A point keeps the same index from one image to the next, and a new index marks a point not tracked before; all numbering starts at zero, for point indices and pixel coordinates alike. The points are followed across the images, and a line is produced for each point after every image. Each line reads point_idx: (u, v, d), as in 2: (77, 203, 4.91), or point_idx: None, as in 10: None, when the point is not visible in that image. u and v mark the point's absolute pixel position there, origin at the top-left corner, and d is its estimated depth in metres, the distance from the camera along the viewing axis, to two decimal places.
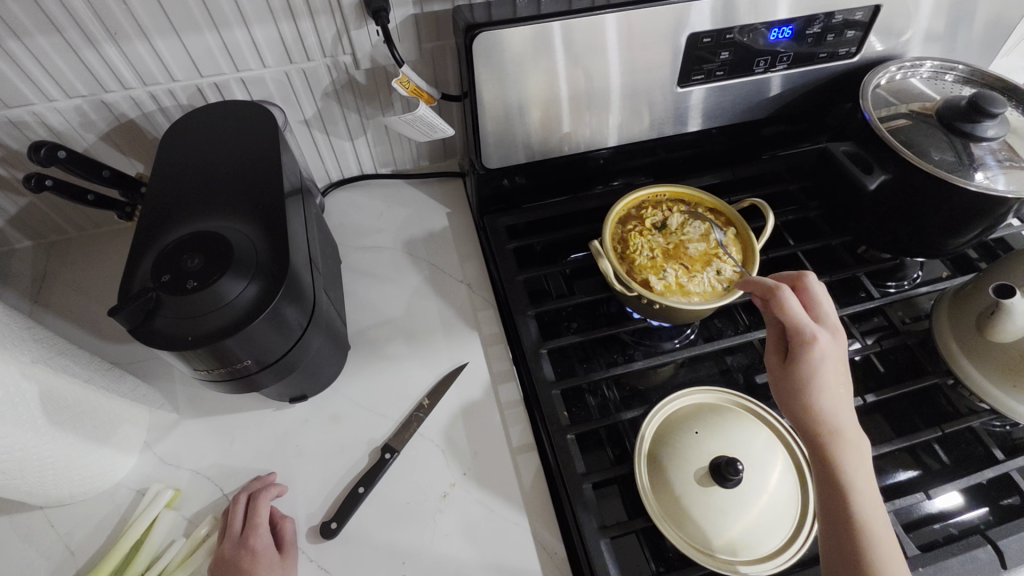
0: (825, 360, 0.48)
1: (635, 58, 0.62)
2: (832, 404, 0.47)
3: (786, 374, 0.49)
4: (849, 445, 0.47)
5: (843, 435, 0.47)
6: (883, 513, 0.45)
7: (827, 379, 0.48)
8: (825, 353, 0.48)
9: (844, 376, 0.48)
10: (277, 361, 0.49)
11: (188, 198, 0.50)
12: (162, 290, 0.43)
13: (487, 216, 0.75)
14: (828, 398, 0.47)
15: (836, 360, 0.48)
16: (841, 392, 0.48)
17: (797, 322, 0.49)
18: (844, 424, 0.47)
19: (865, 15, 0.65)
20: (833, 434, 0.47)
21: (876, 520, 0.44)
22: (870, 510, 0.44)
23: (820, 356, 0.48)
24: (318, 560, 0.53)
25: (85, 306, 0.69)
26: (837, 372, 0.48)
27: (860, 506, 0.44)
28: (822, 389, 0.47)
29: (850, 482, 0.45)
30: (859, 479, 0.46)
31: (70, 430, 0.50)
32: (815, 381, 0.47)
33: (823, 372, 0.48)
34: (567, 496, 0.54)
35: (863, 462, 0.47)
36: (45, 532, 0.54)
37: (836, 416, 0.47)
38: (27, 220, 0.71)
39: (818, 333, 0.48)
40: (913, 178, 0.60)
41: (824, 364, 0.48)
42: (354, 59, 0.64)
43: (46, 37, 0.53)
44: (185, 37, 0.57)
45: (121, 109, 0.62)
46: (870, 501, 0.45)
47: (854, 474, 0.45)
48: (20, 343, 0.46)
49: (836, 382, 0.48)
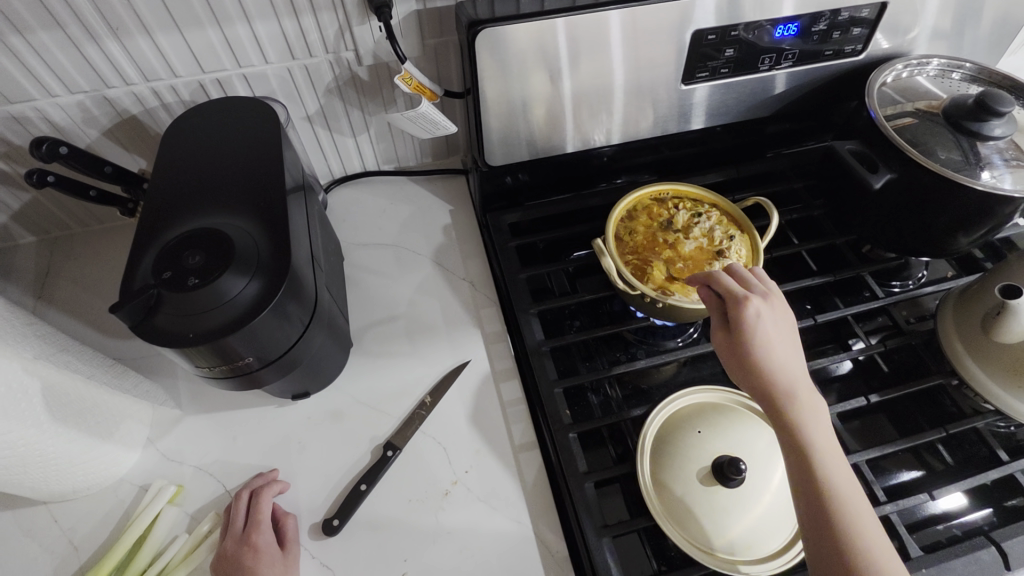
0: (764, 323, 0.47)
1: (640, 55, 0.61)
2: (780, 367, 0.47)
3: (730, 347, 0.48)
4: (805, 408, 0.46)
5: (796, 398, 0.46)
6: (850, 473, 0.44)
7: (769, 341, 0.47)
8: (763, 316, 0.48)
9: (786, 337, 0.48)
10: (280, 358, 0.49)
11: (191, 194, 0.50)
12: (163, 286, 0.43)
13: (490, 214, 0.75)
14: (776, 362, 0.47)
15: (776, 321, 0.48)
16: (787, 353, 0.48)
17: (730, 291, 0.49)
18: (797, 385, 0.46)
19: (871, 12, 0.65)
20: (787, 399, 0.46)
21: (843, 481, 0.43)
22: (831, 470, 0.43)
23: (758, 320, 0.48)
24: (320, 556, 0.53)
25: (89, 301, 0.69)
26: (780, 333, 0.48)
27: (827, 470, 0.43)
28: (766, 353, 0.47)
29: (813, 448, 0.44)
30: (821, 442, 0.45)
31: (74, 425, 0.51)
32: (758, 347, 0.47)
33: (764, 336, 0.47)
34: (569, 494, 0.54)
35: (821, 425, 0.45)
36: (49, 527, 0.55)
37: (787, 380, 0.46)
38: (31, 216, 0.71)
39: (749, 298, 0.48)
40: (918, 177, 0.59)
41: (762, 326, 0.47)
42: (357, 55, 0.64)
43: (48, 33, 0.53)
44: (186, 32, 0.57)
45: (124, 105, 0.62)
46: (834, 464, 0.44)
47: (814, 438, 0.44)
48: (22, 339, 0.46)
49: (781, 345, 0.48)
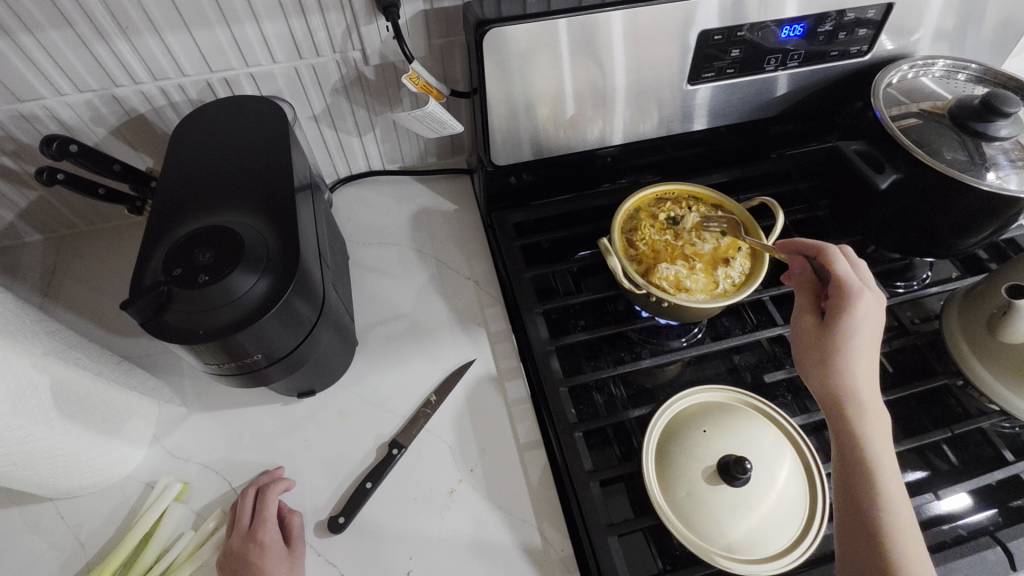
0: (865, 319, 0.48)
1: (646, 55, 0.62)
2: (859, 366, 0.48)
3: (824, 331, 0.50)
4: (872, 411, 0.47)
5: (864, 398, 0.47)
6: (900, 478, 0.45)
7: (861, 339, 0.48)
8: (867, 313, 0.48)
9: (875, 339, 0.49)
10: (287, 356, 0.49)
11: (200, 193, 0.50)
12: (173, 283, 0.43)
13: (495, 213, 0.75)
14: (859, 360, 0.48)
15: (874, 322, 0.49)
16: (870, 356, 0.49)
17: (846, 279, 0.49)
18: (868, 388, 0.48)
19: (876, 13, 0.65)
20: (856, 397, 0.47)
21: (893, 480, 0.45)
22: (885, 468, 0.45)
23: (861, 316, 0.48)
24: (325, 554, 0.53)
25: (95, 300, 0.70)
26: (872, 333, 0.49)
27: (881, 469, 0.45)
28: (853, 348, 0.48)
29: (870, 446, 0.46)
30: (881, 444, 0.46)
31: (82, 422, 0.51)
32: (849, 339, 0.48)
33: (860, 331, 0.48)
34: (574, 493, 0.54)
35: (882, 428, 0.47)
36: (56, 524, 0.55)
37: (862, 380, 0.48)
38: (38, 214, 0.71)
39: (863, 293, 0.48)
40: (924, 178, 0.60)
41: (862, 322, 0.48)
42: (364, 55, 0.64)
43: (58, 31, 0.54)
44: (195, 31, 0.57)
45: (132, 104, 0.62)
46: (888, 465, 0.46)
47: (875, 438, 0.46)
48: (32, 335, 0.47)
49: (868, 347, 0.49)
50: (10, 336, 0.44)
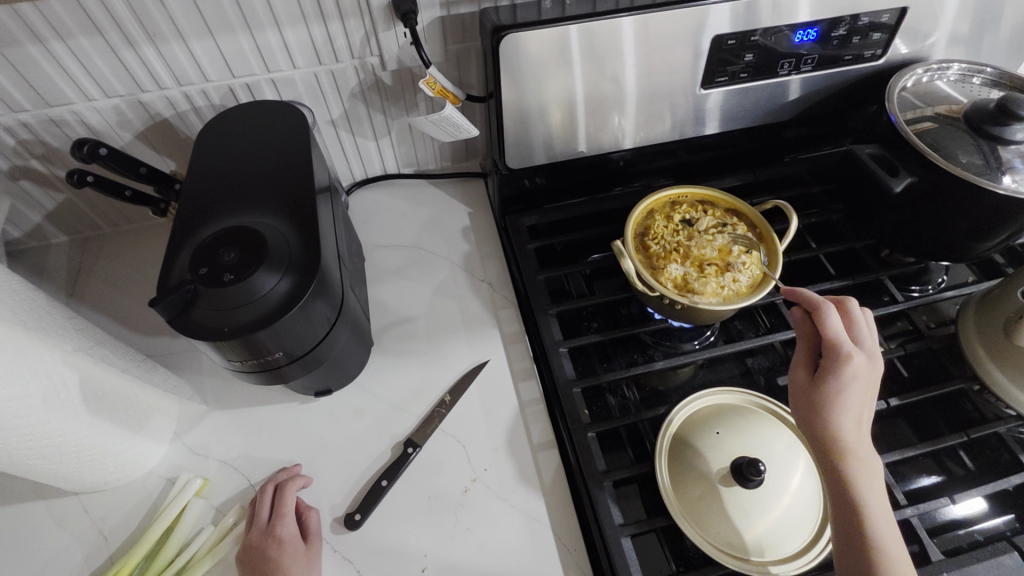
0: (857, 377, 0.49)
1: (660, 59, 0.62)
2: (852, 423, 0.48)
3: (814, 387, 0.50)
4: (867, 467, 0.47)
5: (857, 455, 0.47)
6: (899, 538, 0.45)
7: (854, 395, 0.49)
8: (858, 371, 0.49)
9: (868, 397, 0.49)
10: (306, 354, 0.51)
11: (224, 194, 0.51)
12: (199, 282, 0.45)
13: (509, 216, 0.76)
14: (849, 415, 0.48)
15: (867, 380, 0.49)
16: (862, 410, 0.49)
17: (836, 337, 0.50)
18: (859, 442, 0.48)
19: (891, 17, 0.65)
20: (847, 451, 0.47)
21: (891, 540, 0.44)
22: (881, 528, 0.45)
23: (852, 374, 0.49)
24: (341, 550, 0.54)
25: (118, 300, 0.71)
26: (864, 390, 0.49)
27: (877, 526, 0.45)
28: (841, 401, 0.48)
29: (865, 503, 0.46)
30: (873, 499, 0.46)
31: (107, 418, 0.52)
32: (840, 398, 0.48)
33: (852, 389, 0.49)
34: (587, 493, 0.54)
35: (878, 485, 0.47)
36: (80, 517, 0.56)
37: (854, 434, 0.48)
38: (65, 216, 0.73)
39: (853, 352, 0.49)
40: (939, 181, 0.59)
41: (854, 380, 0.49)
42: (381, 60, 0.65)
43: (88, 39, 0.56)
44: (219, 38, 0.59)
45: (157, 109, 0.64)
46: (886, 525, 0.45)
47: (868, 493, 0.46)
48: (62, 332, 0.48)
49: (860, 401, 0.49)
50: (43, 333, 0.46)
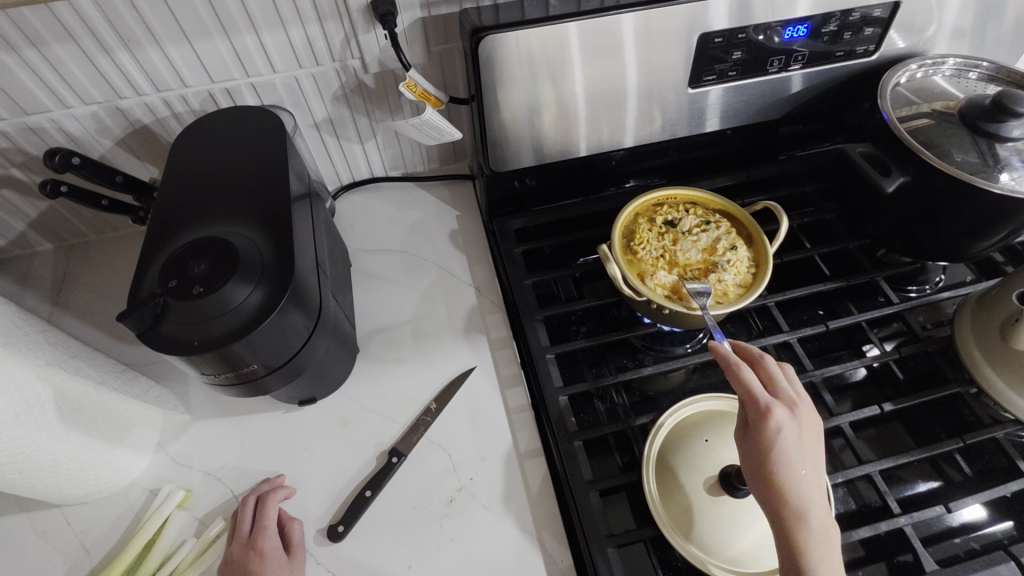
0: (786, 434, 0.44)
1: (646, 57, 0.61)
2: (797, 486, 0.43)
3: (747, 454, 0.46)
4: (817, 529, 0.42)
5: (807, 520, 0.42)
6: None
7: (789, 455, 0.44)
8: (786, 427, 0.45)
9: (809, 452, 0.45)
10: (285, 364, 0.50)
11: (197, 202, 0.51)
12: (169, 294, 0.44)
13: (497, 219, 0.74)
14: (794, 480, 0.43)
15: (799, 433, 0.45)
16: (807, 471, 0.44)
17: (754, 394, 0.46)
18: (811, 508, 0.43)
19: (884, 11, 0.63)
20: (795, 523, 0.42)
21: None
22: None
23: (782, 433, 0.44)
24: (324, 562, 0.53)
25: (103, 308, 0.71)
26: (801, 448, 0.45)
27: None
28: (774, 474, 0.44)
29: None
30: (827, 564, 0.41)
31: (86, 431, 0.51)
32: (774, 462, 0.44)
33: (786, 448, 0.44)
34: (573, 503, 0.53)
35: (832, 545, 0.42)
36: (62, 530, 0.56)
37: (802, 500, 0.43)
38: (48, 224, 0.72)
39: (774, 407, 0.45)
40: (933, 180, 0.58)
41: (785, 437, 0.44)
42: (363, 63, 0.64)
43: (62, 46, 0.55)
44: (196, 43, 0.58)
45: (136, 115, 0.63)
46: None
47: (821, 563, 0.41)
48: (35, 347, 0.47)
49: (802, 461, 0.44)
50: (13, 347, 0.45)
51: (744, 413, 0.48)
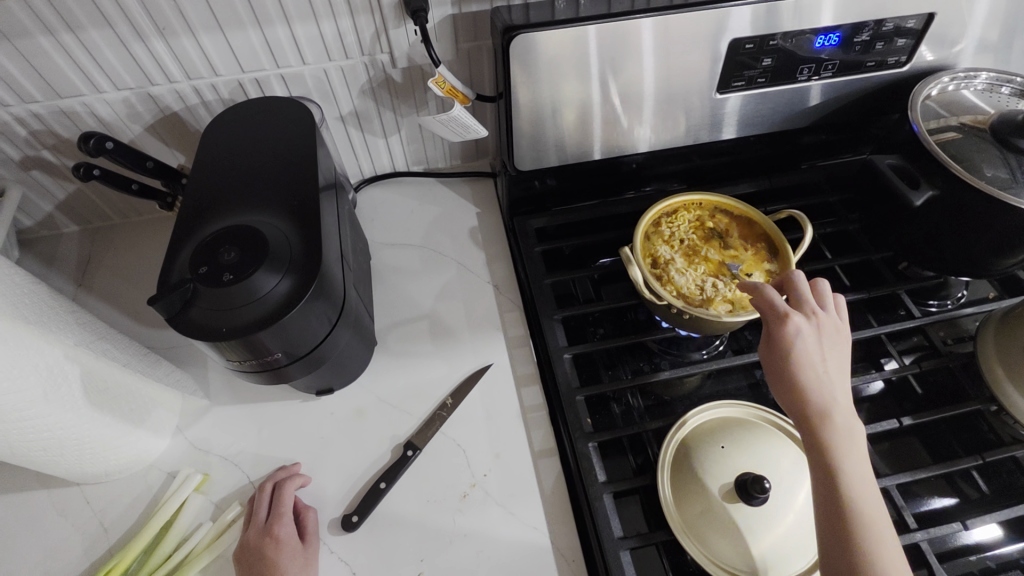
0: (804, 337, 0.47)
1: (675, 62, 0.61)
2: (816, 384, 0.46)
3: (768, 360, 0.49)
4: (838, 425, 0.44)
5: (829, 416, 0.45)
6: (879, 494, 0.42)
7: (806, 355, 0.47)
8: (803, 330, 0.47)
9: (831, 355, 0.47)
10: (307, 354, 0.50)
11: (225, 191, 0.51)
12: (199, 281, 0.44)
13: (517, 218, 0.75)
14: (810, 378, 0.46)
15: (819, 337, 0.47)
16: (828, 371, 0.46)
17: (772, 304, 0.49)
18: (830, 404, 0.45)
19: (918, 23, 0.63)
20: (816, 418, 0.45)
21: (866, 497, 0.42)
22: (857, 486, 0.42)
23: (798, 335, 0.47)
24: (338, 551, 0.53)
25: (126, 291, 0.72)
26: (822, 350, 0.47)
27: (851, 486, 0.42)
28: (792, 372, 0.46)
29: (840, 467, 0.43)
30: (849, 456, 0.43)
31: (109, 412, 0.52)
32: (793, 362, 0.46)
33: (804, 348, 0.47)
34: (587, 503, 0.53)
35: (855, 441, 0.44)
36: (81, 508, 0.56)
37: (821, 396, 0.45)
38: (75, 207, 0.73)
39: (791, 313, 0.48)
40: (962, 195, 0.57)
41: (802, 340, 0.47)
42: (392, 58, 0.64)
43: (98, 31, 0.55)
44: (229, 33, 0.58)
45: (167, 102, 0.64)
46: (862, 485, 0.42)
47: (842, 455, 0.43)
48: (66, 327, 0.48)
49: (822, 362, 0.47)
50: (45, 327, 0.46)
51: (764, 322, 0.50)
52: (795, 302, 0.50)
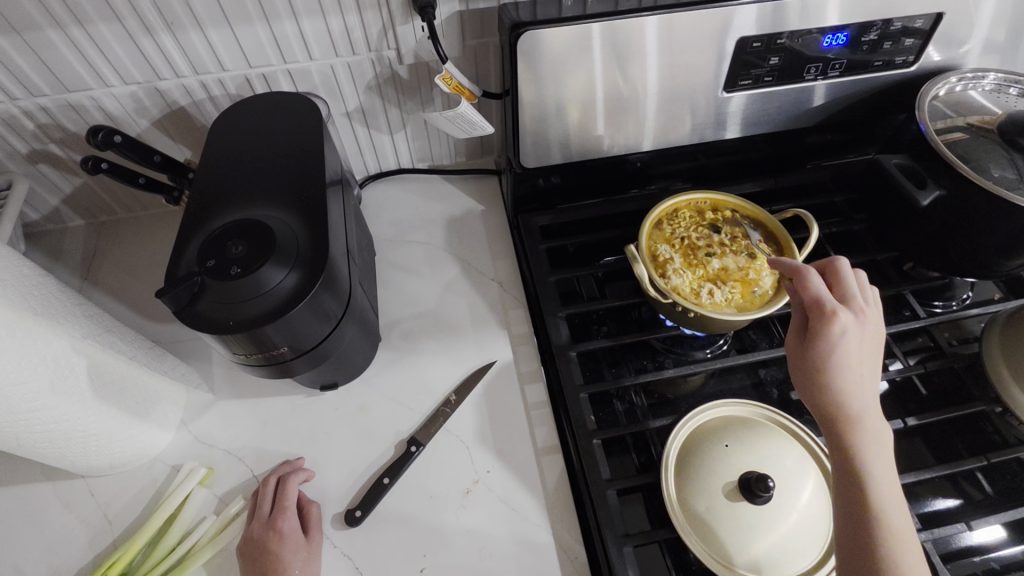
0: (850, 336, 0.46)
1: (681, 60, 0.61)
2: (854, 383, 0.46)
3: (804, 354, 0.48)
4: (869, 427, 0.45)
5: (861, 417, 0.45)
6: (901, 497, 0.43)
7: (850, 354, 0.46)
8: (851, 329, 0.46)
9: (868, 356, 0.47)
10: (312, 349, 0.50)
11: (232, 186, 0.51)
12: (206, 274, 0.45)
13: (522, 215, 0.75)
14: (848, 378, 0.46)
15: (863, 336, 0.47)
16: (864, 371, 0.46)
17: (819, 298, 0.48)
18: (863, 405, 0.45)
19: (925, 22, 0.62)
20: (849, 419, 0.45)
21: (892, 499, 0.42)
22: (884, 487, 0.43)
23: (845, 333, 0.46)
24: (341, 546, 0.53)
25: (131, 285, 0.72)
26: (862, 350, 0.47)
27: (878, 487, 0.43)
28: (833, 370, 0.46)
29: (868, 468, 0.43)
30: (878, 458, 0.44)
31: (115, 404, 0.52)
32: (836, 359, 0.46)
33: (848, 347, 0.46)
34: (590, 500, 0.53)
35: (883, 443, 0.45)
36: (86, 500, 0.57)
37: (857, 396, 0.45)
38: (81, 201, 0.74)
39: (840, 310, 0.47)
40: (969, 196, 0.57)
41: (848, 339, 0.46)
42: (398, 54, 0.64)
43: (107, 25, 0.55)
44: (237, 28, 0.58)
45: (174, 96, 0.64)
46: (888, 487, 0.43)
47: (872, 456, 0.44)
48: (72, 319, 0.48)
49: (861, 362, 0.46)
50: (52, 319, 0.46)
51: (805, 315, 0.49)
52: (840, 297, 0.49)
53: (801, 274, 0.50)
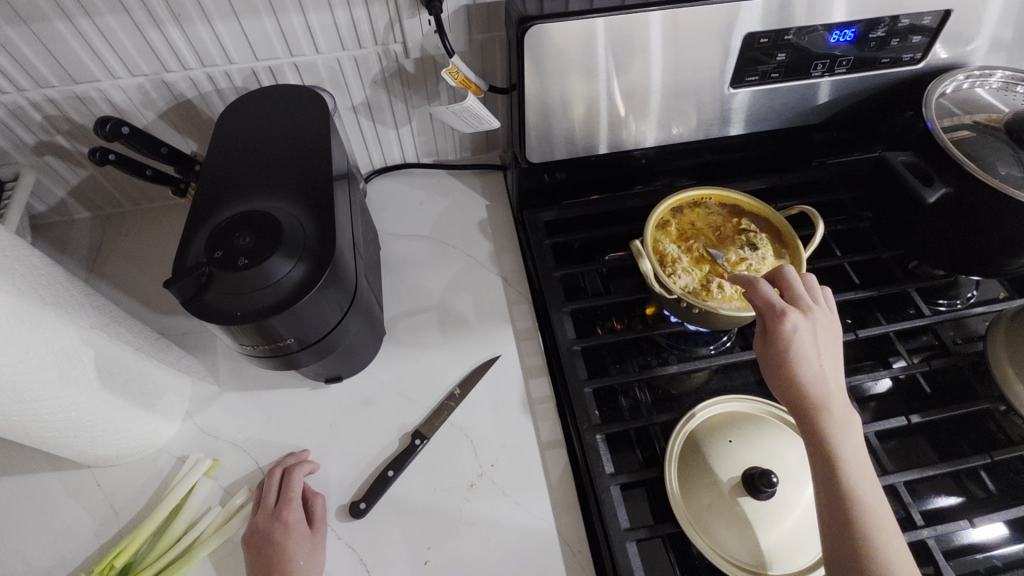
0: (801, 335, 0.46)
1: (687, 56, 0.61)
2: (815, 381, 0.45)
3: (765, 359, 0.48)
4: (836, 423, 0.44)
5: (828, 413, 0.44)
6: (880, 490, 0.43)
7: (805, 353, 0.46)
8: (801, 328, 0.46)
9: (827, 351, 0.47)
10: (318, 341, 0.50)
11: (240, 178, 0.51)
12: (214, 265, 0.45)
13: (527, 211, 0.75)
14: (809, 376, 0.45)
15: (816, 333, 0.47)
16: (824, 367, 0.46)
17: (770, 301, 0.48)
18: (828, 401, 0.45)
19: (934, 19, 0.62)
20: (817, 417, 0.44)
21: (868, 493, 0.42)
22: (860, 483, 0.42)
23: (796, 333, 0.46)
24: (345, 538, 0.54)
25: (137, 277, 0.72)
26: (819, 346, 0.46)
27: (854, 483, 0.42)
28: (791, 371, 0.46)
29: (842, 465, 0.43)
30: (849, 453, 0.43)
31: (121, 394, 0.53)
32: (792, 360, 0.46)
33: (801, 346, 0.46)
34: (594, 494, 0.53)
35: (854, 436, 0.44)
36: (92, 490, 0.57)
37: (819, 393, 0.45)
38: (88, 193, 0.74)
39: (789, 311, 0.47)
40: (976, 193, 0.57)
41: (800, 338, 0.46)
42: (405, 48, 0.64)
43: (114, 16, 0.55)
44: (244, 21, 0.58)
45: (181, 89, 0.64)
46: (865, 481, 0.42)
47: (843, 452, 0.43)
48: (80, 309, 0.48)
49: (819, 358, 0.46)
50: (60, 308, 0.46)
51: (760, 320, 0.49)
52: (790, 298, 0.49)
53: (750, 281, 0.50)
